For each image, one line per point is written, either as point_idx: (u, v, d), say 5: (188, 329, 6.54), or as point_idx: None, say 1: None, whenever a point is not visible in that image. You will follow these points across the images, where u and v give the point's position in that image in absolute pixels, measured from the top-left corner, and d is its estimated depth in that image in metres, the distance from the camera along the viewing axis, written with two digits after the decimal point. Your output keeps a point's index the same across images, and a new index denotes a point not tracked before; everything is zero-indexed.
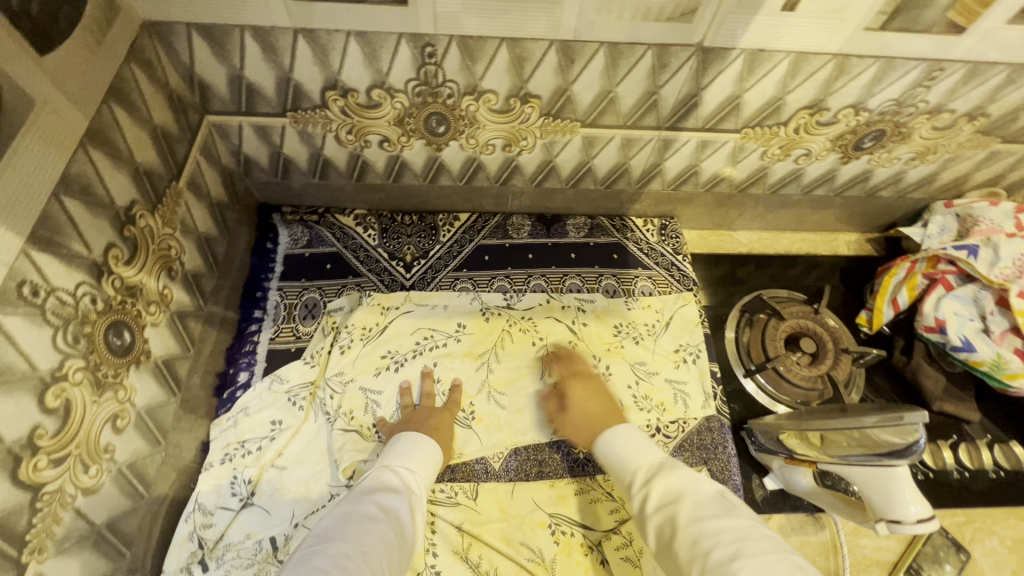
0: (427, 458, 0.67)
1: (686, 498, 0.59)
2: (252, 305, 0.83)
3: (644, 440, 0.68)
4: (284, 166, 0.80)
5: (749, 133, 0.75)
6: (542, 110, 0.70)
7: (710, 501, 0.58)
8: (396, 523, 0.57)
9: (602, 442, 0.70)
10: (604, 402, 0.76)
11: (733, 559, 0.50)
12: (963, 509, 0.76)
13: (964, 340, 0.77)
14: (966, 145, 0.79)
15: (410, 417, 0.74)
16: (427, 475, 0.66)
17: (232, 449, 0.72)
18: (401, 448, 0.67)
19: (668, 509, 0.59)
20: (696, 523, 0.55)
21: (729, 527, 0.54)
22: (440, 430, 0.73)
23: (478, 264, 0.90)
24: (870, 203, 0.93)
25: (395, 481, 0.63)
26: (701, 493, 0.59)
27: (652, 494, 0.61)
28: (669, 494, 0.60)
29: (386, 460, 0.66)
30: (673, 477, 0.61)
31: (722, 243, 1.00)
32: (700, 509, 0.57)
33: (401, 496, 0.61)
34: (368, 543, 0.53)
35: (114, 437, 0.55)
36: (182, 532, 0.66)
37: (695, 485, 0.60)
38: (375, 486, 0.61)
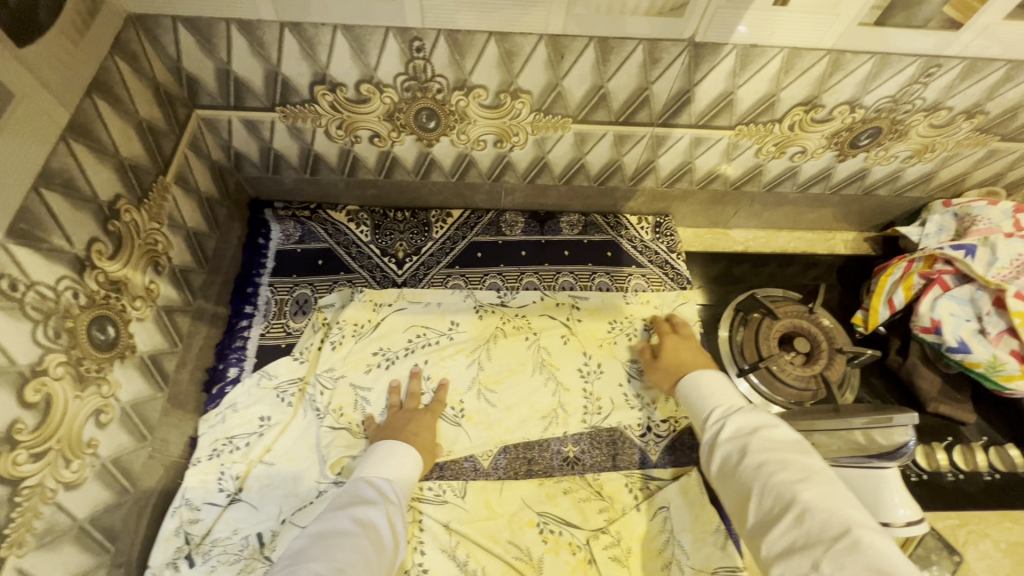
0: (404, 467, 0.67)
1: (764, 430, 0.58)
2: (242, 301, 0.83)
3: (728, 386, 0.68)
4: (275, 162, 0.80)
5: (743, 130, 0.74)
6: (532, 106, 0.70)
7: (783, 434, 0.57)
8: (374, 535, 0.57)
9: (687, 385, 0.71)
10: (702, 355, 0.76)
11: (803, 480, 0.51)
12: (957, 512, 0.75)
13: (959, 341, 0.76)
14: (964, 143, 0.77)
15: (391, 421, 0.74)
16: (405, 483, 0.66)
17: (220, 445, 0.72)
18: (377, 459, 0.67)
19: (742, 438, 0.58)
20: (767, 448, 0.55)
21: (802, 459, 0.53)
22: (420, 435, 0.73)
23: (470, 261, 0.90)
24: (867, 202, 0.91)
25: (371, 493, 0.62)
26: (775, 427, 0.58)
27: (728, 424, 0.60)
28: (749, 426, 0.59)
29: (362, 474, 0.66)
30: (751, 415, 0.60)
31: (717, 241, 0.99)
32: (776, 439, 0.56)
33: (378, 507, 0.60)
34: (344, 559, 0.52)
35: (98, 432, 0.55)
36: (168, 527, 0.66)
37: (770, 422, 0.59)
38: (351, 501, 0.61)
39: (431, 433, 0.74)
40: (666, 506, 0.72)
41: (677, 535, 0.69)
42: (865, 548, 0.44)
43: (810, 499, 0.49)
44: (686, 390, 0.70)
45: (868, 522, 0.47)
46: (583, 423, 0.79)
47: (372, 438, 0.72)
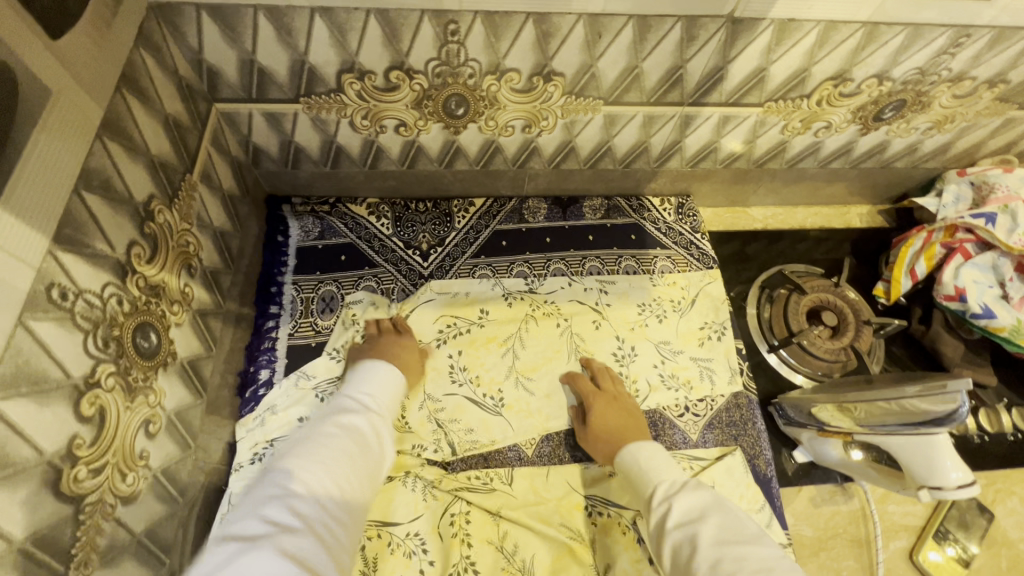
0: (387, 385, 0.69)
1: (726, 521, 0.54)
2: (267, 301, 0.80)
3: (668, 459, 0.65)
4: (295, 155, 0.77)
5: (772, 107, 0.74)
6: (565, 89, 0.68)
7: (747, 528, 0.52)
8: (359, 438, 0.59)
9: (627, 453, 0.67)
10: (625, 416, 0.73)
11: None
12: (984, 472, 0.78)
13: (984, 307, 0.78)
14: (983, 113, 0.79)
15: (379, 337, 0.76)
16: (387, 399, 0.68)
17: (260, 449, 0.69)
18: (364, 376, 0.69)
19: (690, 528, 0.54)
20: (719, 544, 0.51)
21: (756, 553, 0.49)
22: (405, 357, 0.74)
23: (495, 251, 0.89)
24: (884, 175, 0.93)
25: (354, 405, 0.64)
26: (734, 518, 0.54)
27: (673, 509, 0.57)
28: (693, 514, 0.56)
29: (347, 388, 0.67)
30: (706, 500, 0.57)
31: (737, 220, 0.99)
32: (721, 531, 0.52)
33: (361, 415, 0.62)
34: (326, 455, 0.55)
35: (148, 443, 0.52)
36: None
37: (725, 509, 0.55)
38: (335, 409, 0.63)
39: (415, 357, 0.76)
40: (712, 486, 0.73)
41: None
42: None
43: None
44: (628, 459, 0.67)
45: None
46: None
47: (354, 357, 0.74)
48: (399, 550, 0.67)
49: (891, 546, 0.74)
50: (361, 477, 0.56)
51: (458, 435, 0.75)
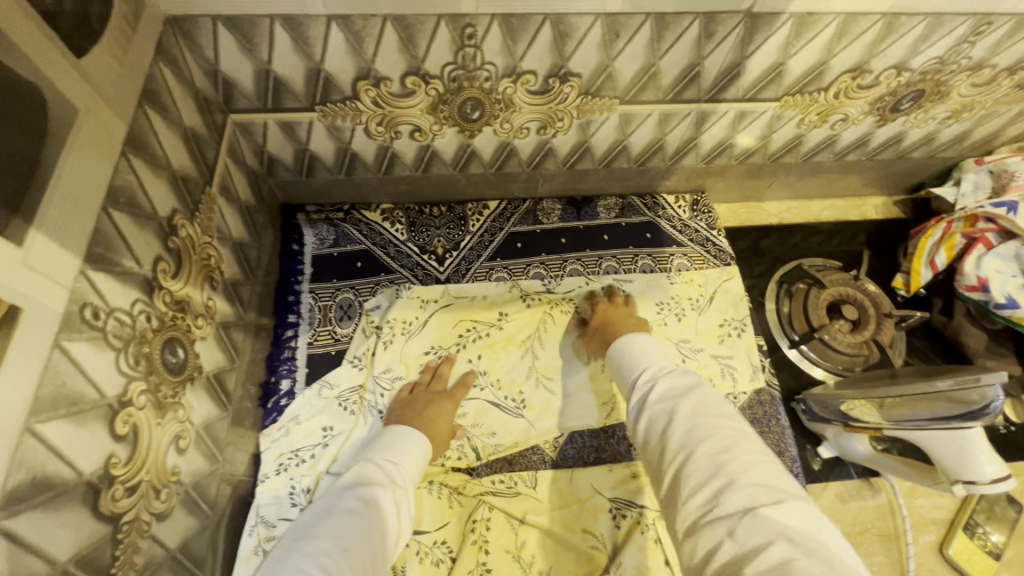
0: (411, 449, 0.65)
1: (702, 394, 0.53)
2: (285, 310, 0.80)
3: (659, 349, 0.64)
4: (309, 163, 0.77)
5: (789, 101, 0.74)
6: (581, 89, 0.68)
7: (717, 401, 0.53)
8: (381, 517, 0.56)
9: (621, 344, 0.66)
10: (637, 325, 0.76)
11: (726, 454, 0.46)
12: (1012, 463, 0.78)
13: (1007, 297, 0.77)
14: (1002, 100, 0.78)
15: (411, 399, 0.73)
16: (412, 467, 0.64)
17: (286, 459, 0.69)
18: (390, 440, 0.66)
19: (670, 403, 0.54)
20: (694, 415, 0.51)
21: (729, 427, 0.49)
22: (437, 422, 0.72)
23: (511, 253, 0.88)
24: (900, 165, 0.92)
25: (377, 475, 0.61)
26: (711, 392, 0.54)
27: (659, 388, 0.56)
28: (676, 390, 0.55)
29: (370, 454, 0.64)
30: (688, 378, 0.56)
31: (752, 215, 0.99)
32: (701, 403, 0.52)
33: (383, 488, 0.59)
34: (347, 538, 0.52)
35: (179, 458, 0.52)
36: (246, 547, 0.64)
37: (703, 384, 0.55)
38: (359, 480, 0.60)
39: (448, 422, 0.73)
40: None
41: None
42: (785, 527, 0.40)
43: (737, 473, 0.44)
44: (621, 350, 0.65)
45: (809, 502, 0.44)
46: None
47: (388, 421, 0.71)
48: (426, 558, 0.67)
49: (920, 540, 0.74)
50: (378, 564, 0.53)
51: (480, 438, 0.76)
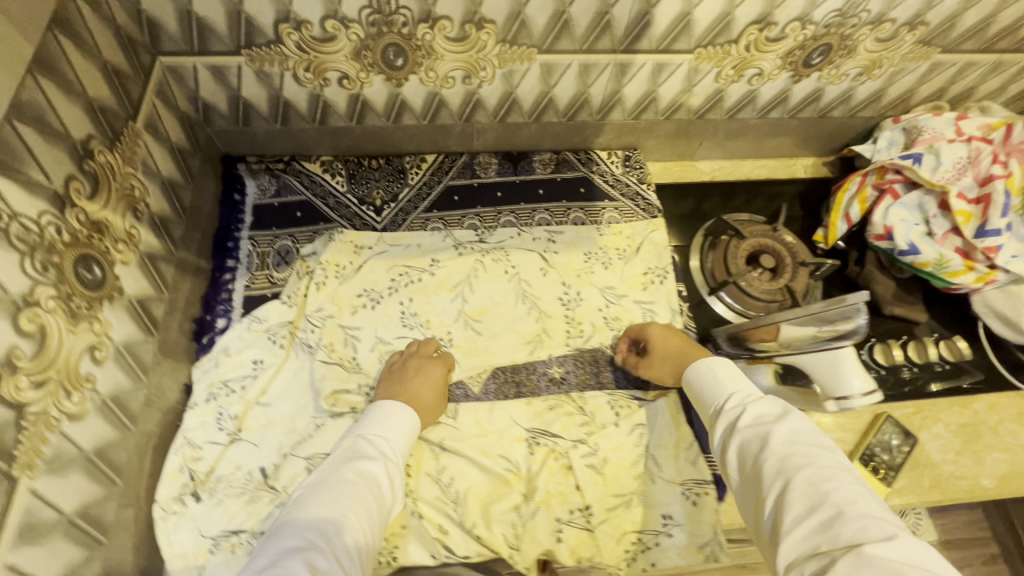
0: (401, 424, 0.68)
1: (758, 442, 0.56)
2: (224, 255, 0.84)
3: (735, 369, 0.68)
4: (244, 111, 0.80)
5: (702, 53, 0.77)
6: (497, 36, 0.71)
7: (774, 446, 0.54)
8: (376, 488, 0.60)
9: (693, 369, 0.71)
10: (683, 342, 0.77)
11: (820, 505, 0.47)
12: (912, 401, 0.83)
13: (909, 244, 0.81)
14: (909, 57, 0.82)
15: (398, 367, 0.75)
16: (403, 441, 0.67)
17: (216, 388, 0.73)
18: (376, 416, 0.68)
19: (758, 431, 0.57)
20: (782, 453, 0.53)
21: (817, 467, 0.50)
22: (423, 393, 0.72)
23: (447, 205, 0.92)
24: (824, 124, 0.96)
25: (369, 450, 0.64)
26: (767, 439, 0.55)
27: (748, 414, 0.59)
28: (766, 416, 0.58)
29: (361, 430, 0.67)
30: (747, 419, 0.59)
31: (685, 173, 1.02)
32: (791, 435, 0.55)
33: (377, 462, 0.62)
34: (346, 507, 0.55)
35: (95, 368, 0.56)
36: (172, 464, 0.68)
37: (762, 431, 0.57)
38: (352, 454, 0.63)
39: (434, 388, 0.73)
40: (643, 424, 0.77)
41: (653, 450, 0.76)
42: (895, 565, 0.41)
43: (839, 523, 0.45)
44: (691, 379, 0.70)
45: (864, 539, 0.43)
46: (567, 346, 0.82)
47: (377, 395, 0.73)
48: None
49: None
50: (374, 532, 0.57)
51: None
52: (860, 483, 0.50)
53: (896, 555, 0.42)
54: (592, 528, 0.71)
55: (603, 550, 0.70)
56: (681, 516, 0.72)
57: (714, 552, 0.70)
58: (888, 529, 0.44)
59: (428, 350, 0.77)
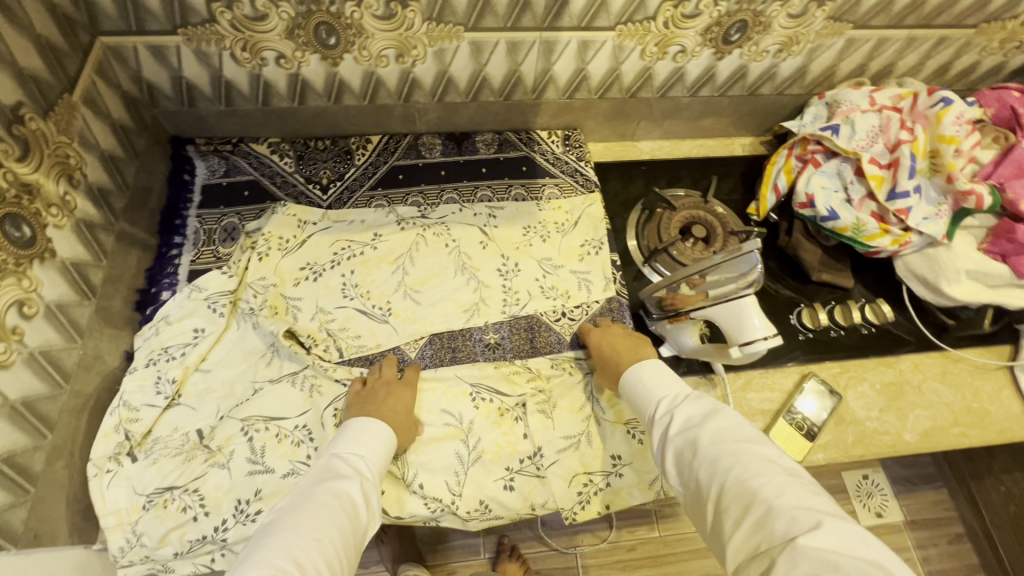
0: (377, 442, 0.68)
1: (691, 448, 0.59)
2: (171, 232, 0.86)
3: (668, 373, 0.70)
4: (188, 92, 0.83)
5: (623, 30, 0.81)
6: (423, 15, 0.75)
7: (705, 450, 0.57)
8: (349, 507, 0.61)
9: (627, 375, 0.72)
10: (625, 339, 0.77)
11: (751, 505, 0.50)
12: (838, 361, 0.86)
13: (830, 210, 0.84)
14: (823, 33, 0.86)
15: (369, 390, 0.74)
16: (380, 458, 0.68)
17: (156, 355, 0.75)
18: (349, 435, 0.68)
19: (690, 435, 0.60)
20: (711, 458, 0.56)
21: (743, 465, 0.53)
22: (397, 411, 0.71)
23: (392, 184, 0.94)
24: (755, 102, 1.00)
25: (344, 468, 0.64)
26: (698, 444, 0.58)
27: (677, 420, 0.63)
28: (696, 419, 0.61)
29: (335, 448, 0.67)
30: (677, 427, 0.62)
31: (626, 152, 1.06)
32: (718, 435, 0.58)
33: (351, 481, 0.63)
34: (318, 530, 0.56)
35: (22, 321, 0.61)
36: (108, 424, 0.71)
37: (693, 436, 0.60)
38: (327, 474, 0.63)
39: (407, 407, 0.72)
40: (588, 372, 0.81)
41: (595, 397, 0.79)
42: (823, 553, 0.43)
43: (771, 522, 0.47)
44: (628, 386, 0.72)
45: (795, 531, 0.45)
46: (502, 313, 0.85)
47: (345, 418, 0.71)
48: (286, 439, 0.73)
49: None
50: (347, 553, 0.58)
51: (346, 340, 0.80)
52: (787, 471, 0.53)
53: (824, 542, 0.44)
54: (541, 473, 0.75)
55: (554, 494, 0.74)
56: (629, 456, 0.76)
57: (664, 484, 0.75)
58: (815, 517, 0.46)
59: (393, 372, 0.76)
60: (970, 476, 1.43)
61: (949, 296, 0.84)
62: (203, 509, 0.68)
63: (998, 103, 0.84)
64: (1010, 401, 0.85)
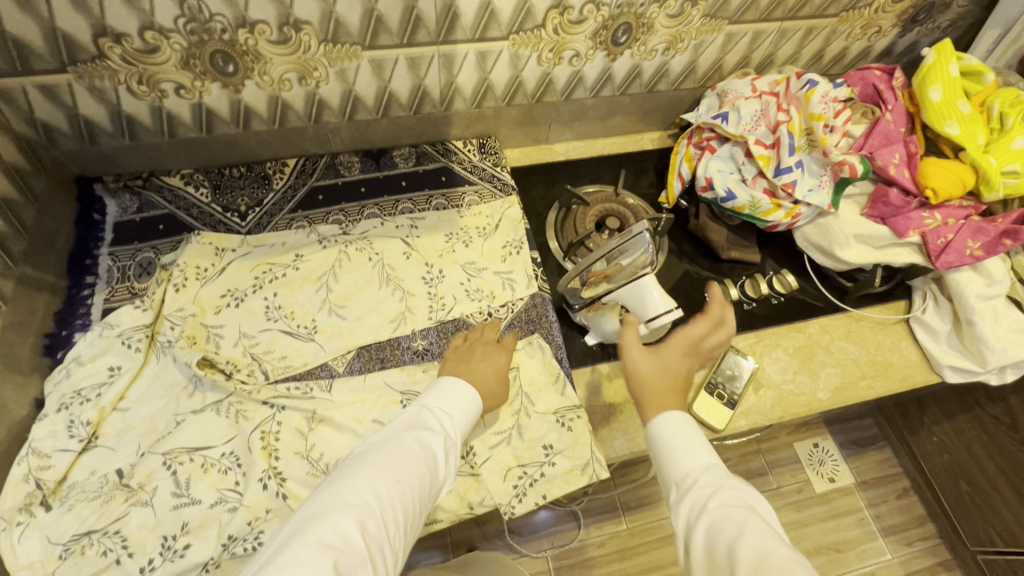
0: (464, 405, 0.71)
1: (730, 532, 0.50)
2: (82, 272, 0.83)
3: (702, 441, 0.60)
4: (87, 130, 0.83)
5: (516, 39, 0.85)
6: (318, 37, 0.77)
7: (748, 543, 0.48)
8: (432, 460, 0.64)
9: (658, 427, 0.61)
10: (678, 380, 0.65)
11: None
12: (753, 332, 0.91)
13: (727, 191, 0.91)
14: (703, 30, 0.93)
15: (465, 350, 0.80)
16: (463, 421, 0.71)
17: (69, 398, 0.73)
18: (442, 392, 0.72)
19: (731, 517, 0.51)
20: (756, 552, 0.46)
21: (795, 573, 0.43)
22: (487, 375, 0.76)
23: (312, 204, 0.95)
24: (655, 98, 1.06)
25: (431, 422, 0.67)
26: (743, 526, 0.50)
27: (715, 500, 0.54)
28: (740, 506, 0.52)
29: (425, 401, 0.70)
30: (714, 504, 0.53)
31: (542, 155, 1.10)
32: (768, 532, 0.49)
33: (437, 437, 0.66)
34: (403, 474, 0.59)
35: None
36: (16, 474, 0.68)
37: (738, 517, 0.51)
38: (415, 423, 0.67)
39: (497, 372, 0.77)
40: (516, 366, 0.83)
41: (524, 388, 0.82)
42: None
43: None
44: (653, 439, 0.62)
45: None
46: (429, 319, 0.86)
47: (441, 371, 0.77)
48: (212, 468, 0.72)
49: None
50: (423, 504, 0.60)
51: (271, 362, 0.80)
52: None
53: None
54: (477, 471, 0.76)
55: (491, 490, 0.75)
56: (561, 444, 0.78)
57: (595, 471, 0.76)
58: None
59: (491, 338, 0.82)
60: (907, 431, 1.51)
61: (843, 260, 0.90)
62: (126, 550, 0.66)
63: (863, 82, 0.93)
64: (909, 350, 0.92)
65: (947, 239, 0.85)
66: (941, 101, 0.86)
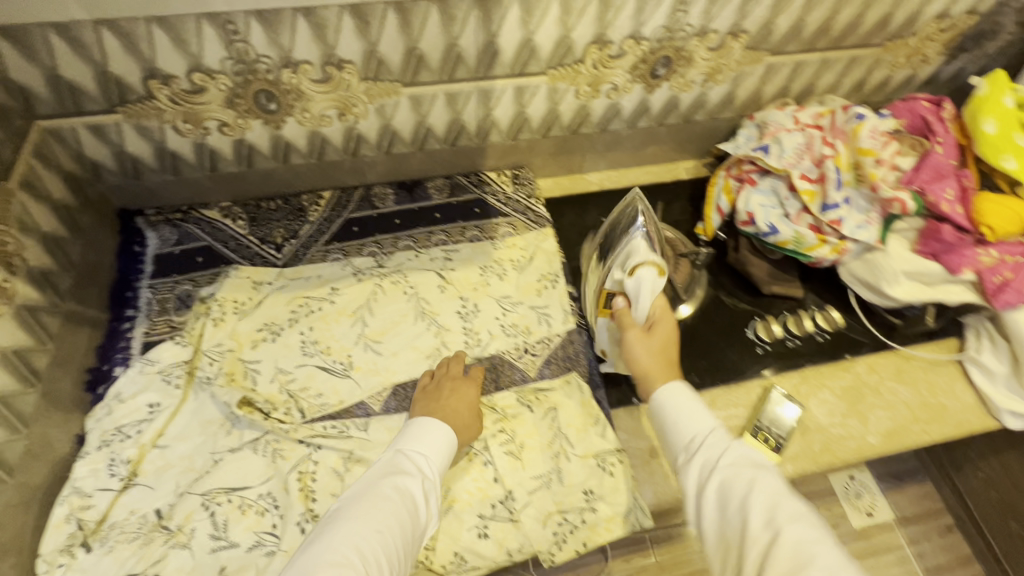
0: (439, 445, 0.70)
1: (742, 487, 0.54)
2: (122, 305, 0.84)
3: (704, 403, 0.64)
4: (133, 166, 0.84)
5: (555, 74, 0.85)
6: (360, 75, 0.78)
7: (760, 496, 0.53)
8: (411, 505, 0.63)
9: (670, 397, 0.65)
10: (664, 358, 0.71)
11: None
12: (797, 371, 0.88)
13: (770, 225, 0.88)
14: (743, 62, 0.91)
15: (434, 388, 0.78)
16: (440, 459, 0.70)
17: (110, 435, 0.74)
18: (417, 434, 0.71)
19: (741, 470, 0.56)
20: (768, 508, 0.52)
21: (801, 533, 0.50)
22: (458, 410, 0.75)
23: (347, 236, 0.94)
24: (691, 129, 1.05)
25: (408, 466, 0.67)
26: (754, 483, 0.54)
27: (727, 452, 0.58)
28: (747, 459, 0.57)
29: (399, 445, 0.70)
30: (725, 459, 0.57)
31: (575, 185, 1.09)
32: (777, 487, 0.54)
33: (415, 480, 0.65)
34: (383, 523, 0.59)
35: None
36: (58, 514, 0.69)
37: (750, 472, 0.55)
38: (392, 468, 0.66)
39: (469, 406, 0.76)
40: (555, 407, 0.81)
41: (564, 429, 0.80)
42: None
43: None
44: (661, 406, 0.65)
45: None
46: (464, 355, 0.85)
47: (412, 413, 0.76)
48: (250, 510, 0.71)
49: None
50: (406, 549, 0.60)
51: (307, 400, 0.79)
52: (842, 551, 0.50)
53: None
54: (515, 516, 0.74)
55: (530, 536, 0.73)
56: (602, 489, 0.76)
57: (637, 519, 0.74)
58: None
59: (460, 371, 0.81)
60: (951, 466, 1.44)
61: (892, 296, 0.87)
62: None
63: (910, 113, 0.90)
64: (964, 392, 0.88)
65: (1004, 278, 0.80)
66: (996, 134, 0.83)
